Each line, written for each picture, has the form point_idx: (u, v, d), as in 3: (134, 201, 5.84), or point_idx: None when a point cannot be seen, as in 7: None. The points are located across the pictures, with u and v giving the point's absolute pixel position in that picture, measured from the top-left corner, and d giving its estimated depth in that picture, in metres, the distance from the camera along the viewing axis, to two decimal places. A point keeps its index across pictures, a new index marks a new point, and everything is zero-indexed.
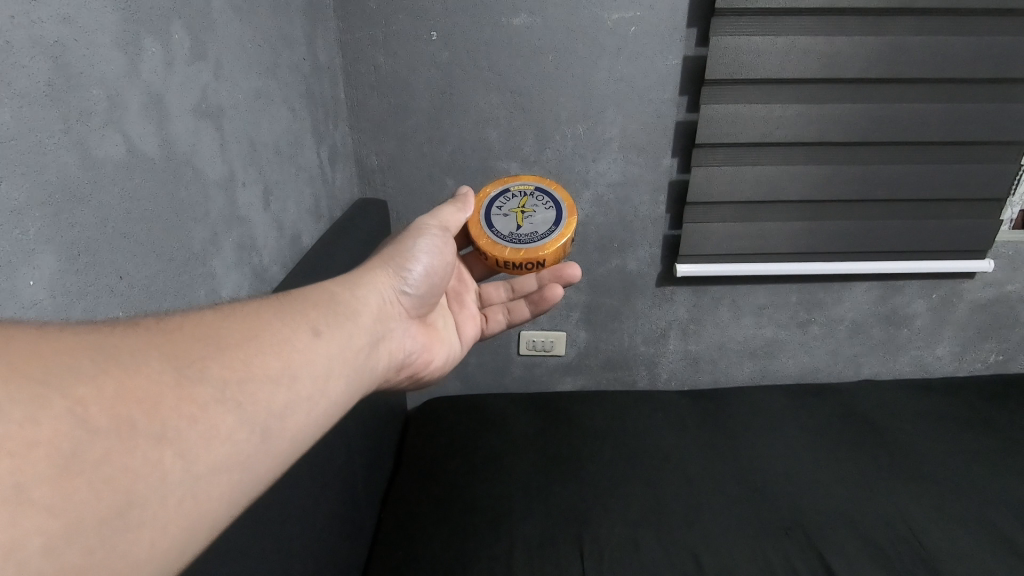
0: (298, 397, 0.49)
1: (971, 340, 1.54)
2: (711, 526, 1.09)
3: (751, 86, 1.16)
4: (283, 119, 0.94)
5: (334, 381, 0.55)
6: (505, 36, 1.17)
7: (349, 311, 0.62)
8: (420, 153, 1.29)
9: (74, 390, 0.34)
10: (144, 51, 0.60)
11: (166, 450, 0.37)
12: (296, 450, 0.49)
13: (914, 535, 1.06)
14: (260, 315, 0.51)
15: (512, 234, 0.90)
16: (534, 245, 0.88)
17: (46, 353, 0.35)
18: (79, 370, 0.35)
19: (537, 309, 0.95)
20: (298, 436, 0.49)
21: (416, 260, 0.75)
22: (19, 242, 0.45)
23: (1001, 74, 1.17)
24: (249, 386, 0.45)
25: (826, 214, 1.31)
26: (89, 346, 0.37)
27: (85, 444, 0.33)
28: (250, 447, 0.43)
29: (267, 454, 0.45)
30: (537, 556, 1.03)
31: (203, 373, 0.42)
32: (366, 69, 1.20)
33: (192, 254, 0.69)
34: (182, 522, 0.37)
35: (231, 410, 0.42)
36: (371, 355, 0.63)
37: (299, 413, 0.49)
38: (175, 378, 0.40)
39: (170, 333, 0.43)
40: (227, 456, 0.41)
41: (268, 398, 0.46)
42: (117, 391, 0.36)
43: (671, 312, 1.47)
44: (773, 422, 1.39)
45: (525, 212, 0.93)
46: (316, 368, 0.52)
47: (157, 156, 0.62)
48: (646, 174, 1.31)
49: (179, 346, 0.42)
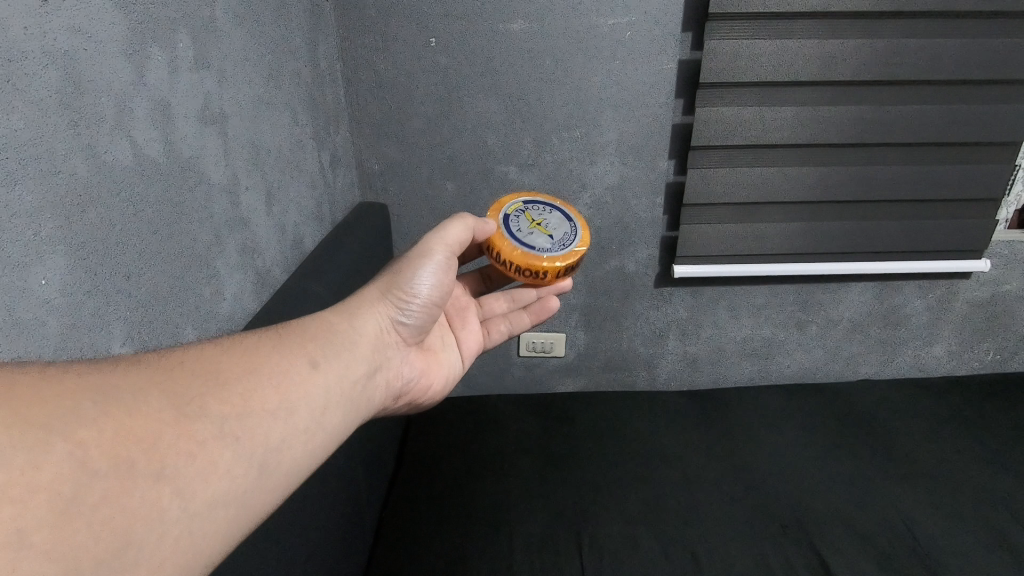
0: (295, 430, 0.52)
1: (968, 340, 1.54)
2: (710, 526, 1.10)
3: (746, 89, 1.18)
4: (284, 125, 0.95)
5: (329, 414, 0.57)
6: (503, 43, 1.19)
7: (346, 342, 0.64)
8: (420, 158, 1.31)
9: (76, 432, 0.36)
10: (150, 60, 0.62)
11: (164, 489, 0.39)
12: (292, 481, 0.51)
13: (911, 533, 1.07)
14: (258, 348, 0.54)
15: (552, 243, 0.90)
16: (574, 244, 0.90)
17: (50, 397, 0.37)
18: (81, 413, 0.37)
19: (536, 317, 1.02)
20: (293, 470, 0.51)
21: (417, 288, 0.74)
22: (32, 243, 0.47)
23: (992, 76, 1.18)
24: (247, 420, 0.47)
25: (822, 215, 1.32)
26: (90, 389, 0.39)
27: (86, 486, 0.35)
28: (246, 482, 0.45)
29: (264, 486, 0.47)
30: (536, 556, 1.04)
31: (201, 411, 0.44)
32: (367, 75, 1.23)
33: (197, 259, 0.70)
34: (180, 558, 0.39)
35: (229, 446, 0.45)
36: (368, 385, 0.65)
37: (294, 446, 0.51)
38: (175, 416, 0.42)
39: (169, 371, 0.45)
40: (224, 491, 0.43)
41: (265, 432, 0.48)
42: (117, 431, 0.38)
43: (669, 313, 1.48)
44: (770, 422, 1.40)
45: (540, 221, 0.93)
46: (309, 402, 0.54)
47: (163, 165, 0.64)
48: (644, 176, 1.32)
49: (178, 383, 0.45)
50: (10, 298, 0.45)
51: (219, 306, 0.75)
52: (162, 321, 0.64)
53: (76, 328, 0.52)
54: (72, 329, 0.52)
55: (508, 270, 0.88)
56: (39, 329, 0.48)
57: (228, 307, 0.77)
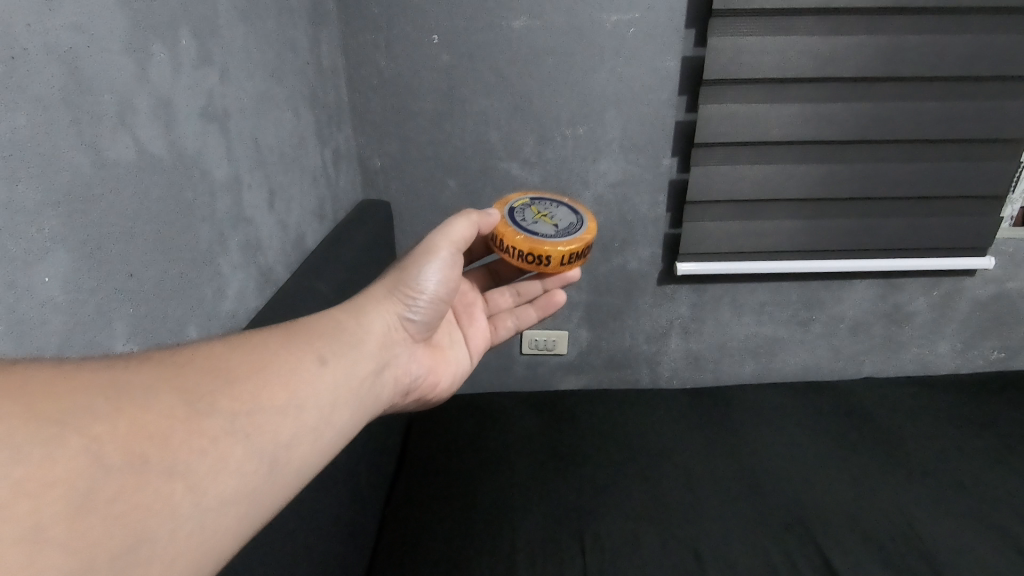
0: (305, 426, 0.51)
1: (972, 338, 1.54)
2: (713, 525, 1.10)
3: (750, 85, 1.17)
4: (286, 122, 0.95)
5: (336, 411, 0.56)
6: (505, 40, 1.19)
7: (354, 339, 0.63)
8: (423, 155, 1.31)
9: (90, 428, 0.36)
10: (153, 57, 0.62)
11: (177, 484, 0.39)
12: (302, 478, 0.51)
13: (915, 531, 1.07)
14: (266, 345, 0.54)
15: (557, 232, 0.88)
16: (580, 233, 0.89)
17: (64, 392, 0.37)
18: (94, 408, 0.37)
19: (542, 311, 1.02)
20: (303, 467, 0.51)
21: (424, 285, 0.74)
22: (34, 241, 0.47)
23: (998, 72, 1.18)
24: (257, 417, 0.47)
25: (826, 213, 1.31)
26: (103, 385, 0.39)
27: (100, 481, 0.35)
28: (257, 479, 0.45)
29: (274, 483, 0.47)
30: (539, 553, 1.04)
31: (212, 407, 0.44)
32: (369, 72, 1.22)
33: (200, 256, 0.70)
34: (190, 554, 0.39)
35: (240, 443, 0.45)
36: (376, 382, 0.65)
37: (304, 443, 0.51)
38: (186, 413, 0.42)
39: (180, 367, 0.45)
40: (235, 488, 0.43)
41: (275, 429, 0.48)
42: (130, 428, 0.38)
43: (672, 310, 1.48)
44: (773, 420, 1.40)
45: (545, 213, 0.93)
46: (317, 399, 0.54)
47: (166, 161, 0.64)
48: (647, 174, 1.32)
49: (189, 379, 0.44)
50: (13, 296, 0.45)
51: (222, 303, 0.75)
52: (165, 318, 0.64)
53: (79, 326, 0.52)
54: (75, 326, 0.52)
55: (510, 256, 0.87)
56: (42, 326, 0.48)
57: (231, 304, 0.77)
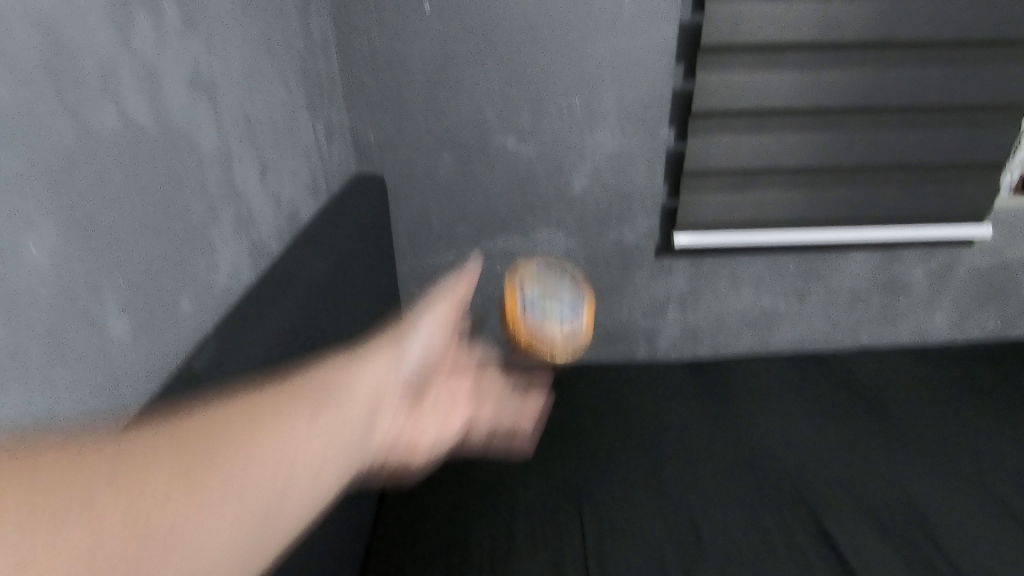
0: (296, 494, 0.49)
1: (969, 307, 1.54)
2: (712, 497, 1.11)
3: (749, 53, 1.15)
4: (277, 94, 0.93)
5: (328, 465, 0.53)
6: (499, 8, 1.17)
7: (365, 400, 0.59)
8: (417, 128, 1.29)
9: (90, 504, 0.35)
10: (135, 23, 0.60)
11: (159, 559, 0.38)
12: (284, 545, 0.49)
13: (909, 500, 1.09)
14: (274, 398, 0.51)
15: (563, 331, 1.01)
16: (580, 336, 1.04)
17: (69, 462, 0.36)
18: (96, 477, 0.36)
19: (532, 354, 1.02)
20: (289, 534, 0.49)
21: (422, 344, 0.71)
22: (20, 209, 0.46)
23: (1001, 36, 1.16)
24: (253, 486, 0.45)
25: (825, 183, 1.30)
26: (108, 451, 0.38)
27: (95, 550, 0.35)
28: (238, 552, 0.43)
29: (256, 554, 0.45)
30: (539, 525, 1.06)
31: (209, 474, 0.42)
32: (360, 43, 1.20)
33: (192, 228, 0.69)
34: None
35: (227, 515, 0.43)
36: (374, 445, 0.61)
37: (292, 513, 0.49)
38: (182, 485, 0.40)
39: (185, 424, 0.43)
40: (213, 563, 0.42)
41: (267, 500, 0.46)
42: (128, 502, 0.37)
43: (669, 283, 1.48)
44: (771, 391, 1.40)
45: (554, 295, 1.05)
46: (311, 456, 0.50)
47: (153, 133, 0.62)
48: (644, 145, 1.30)
49: (191, 443, 0.42)
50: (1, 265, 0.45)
51: (216, 279, 0.74)
52: (159, 292, 0.63)
53: (71, 298, 0.51)
54: (66, 297, 0.51)
55: (521, 347, 1.04)
56: (33, 297, 0.48)
57: (225, 279, 0.76)
